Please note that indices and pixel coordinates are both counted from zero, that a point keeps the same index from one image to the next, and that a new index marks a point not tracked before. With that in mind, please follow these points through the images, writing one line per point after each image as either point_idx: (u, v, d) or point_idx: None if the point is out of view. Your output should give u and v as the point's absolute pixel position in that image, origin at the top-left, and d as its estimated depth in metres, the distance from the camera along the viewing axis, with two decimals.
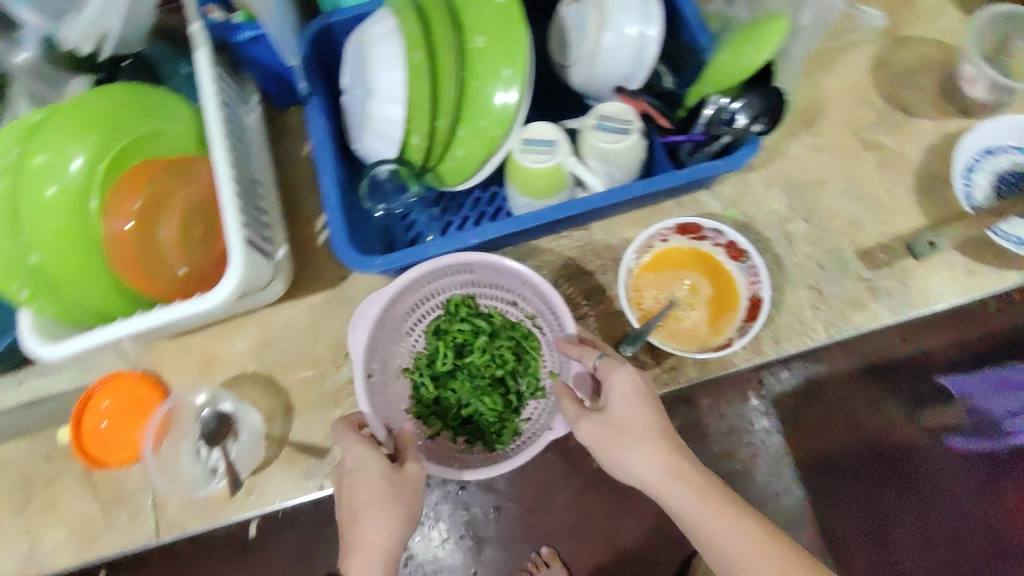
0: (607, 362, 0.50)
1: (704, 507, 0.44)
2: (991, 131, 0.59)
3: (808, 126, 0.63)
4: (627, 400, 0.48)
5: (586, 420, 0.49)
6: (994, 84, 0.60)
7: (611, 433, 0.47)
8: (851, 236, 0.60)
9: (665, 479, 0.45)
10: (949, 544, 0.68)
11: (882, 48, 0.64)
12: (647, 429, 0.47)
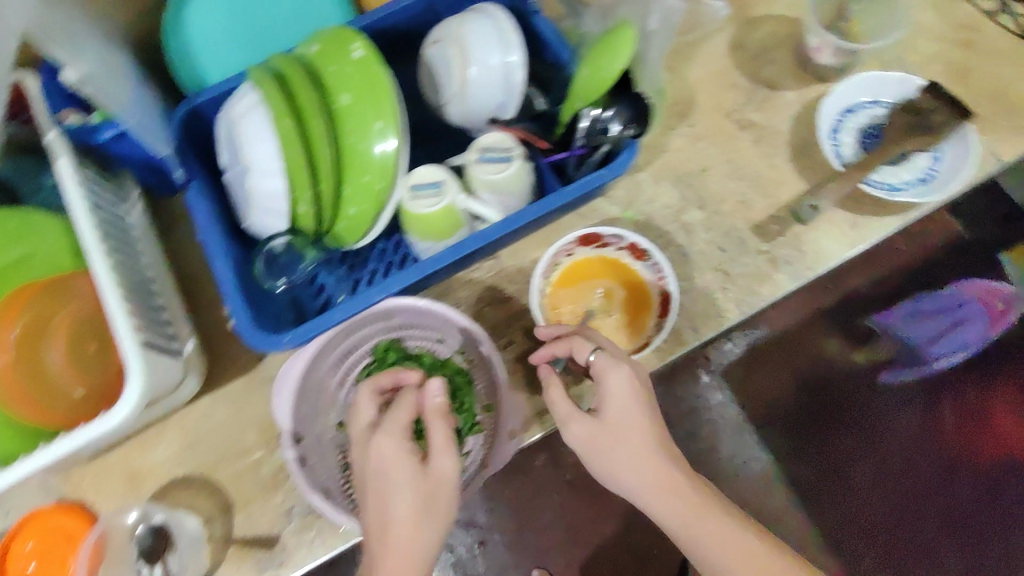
0: (606, 359, 0.52)
1: (693, 514, 0.48)
2: (845, 96, 0.71)
3: (682, 119, 0.71)
4: (625, 403, 0.50)
5: (583, 421, 0.51)
6: (838, 49, 0.70)
7: (604, 440, 0.50)
8: (742, 214, 0.66)
9: (659, 492, 0.49)
10: (895, 472, 1.02)
11: (736, 32, 0.74)
12: (642, 437, 0.50)
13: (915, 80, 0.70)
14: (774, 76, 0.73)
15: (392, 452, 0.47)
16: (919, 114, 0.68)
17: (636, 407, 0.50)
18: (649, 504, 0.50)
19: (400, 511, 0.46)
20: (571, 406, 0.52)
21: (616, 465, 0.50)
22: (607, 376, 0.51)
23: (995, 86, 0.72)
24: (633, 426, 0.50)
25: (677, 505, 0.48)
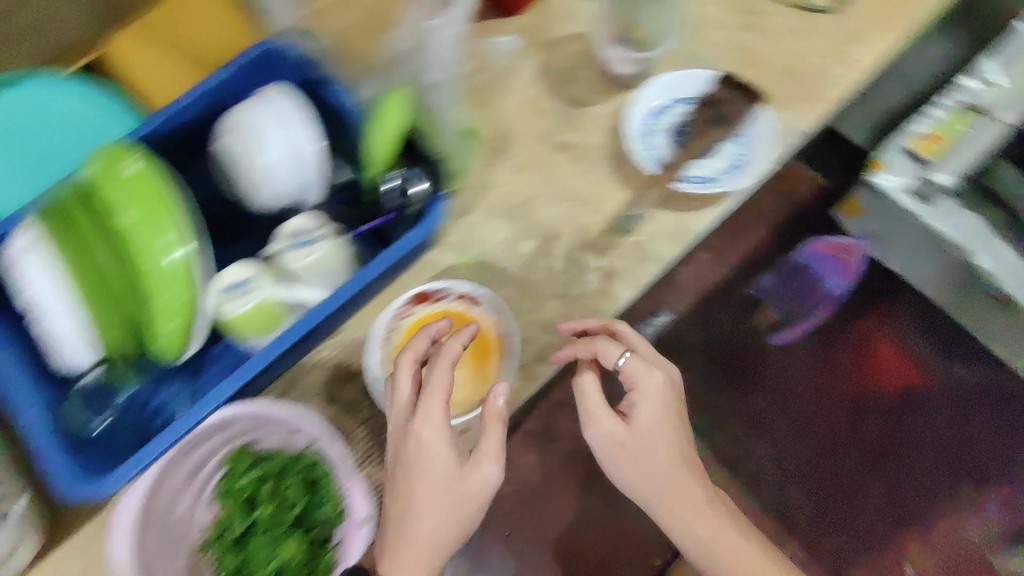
0: (639, 364, 0.59)
1: (698, 507, 0.59)
2: (651, 99, 0.73)
3: (500, 153, 0.72)
4: (659, 413, 0.59)
5: (614, 423, 0.59)
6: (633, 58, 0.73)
7: (631, 449, 0.58)
8: (572, 235, 0.68)
9: (668, 492, 0.59)
10: (821, 420, 1.15)
11: (538, 58, 0.76)
12: (667, 448, 0.58)
13: (709, 72, 0.73)
14: (582, 93, 0.75)
15: (429, 444, 0.51)
16: (720, 106, 0.72)
17: (666, 416, 0.59)
18: (658, 504, 0.59)
19: (430, 508, 0.51)
20: (601, 403, 0.59)
21: (642, 472, 0.58)
22: (643, 380, 0.59)
23: (785, 61, 0.76)
24: (662, 433, 0.59)
25: (692, 504, 0.59)
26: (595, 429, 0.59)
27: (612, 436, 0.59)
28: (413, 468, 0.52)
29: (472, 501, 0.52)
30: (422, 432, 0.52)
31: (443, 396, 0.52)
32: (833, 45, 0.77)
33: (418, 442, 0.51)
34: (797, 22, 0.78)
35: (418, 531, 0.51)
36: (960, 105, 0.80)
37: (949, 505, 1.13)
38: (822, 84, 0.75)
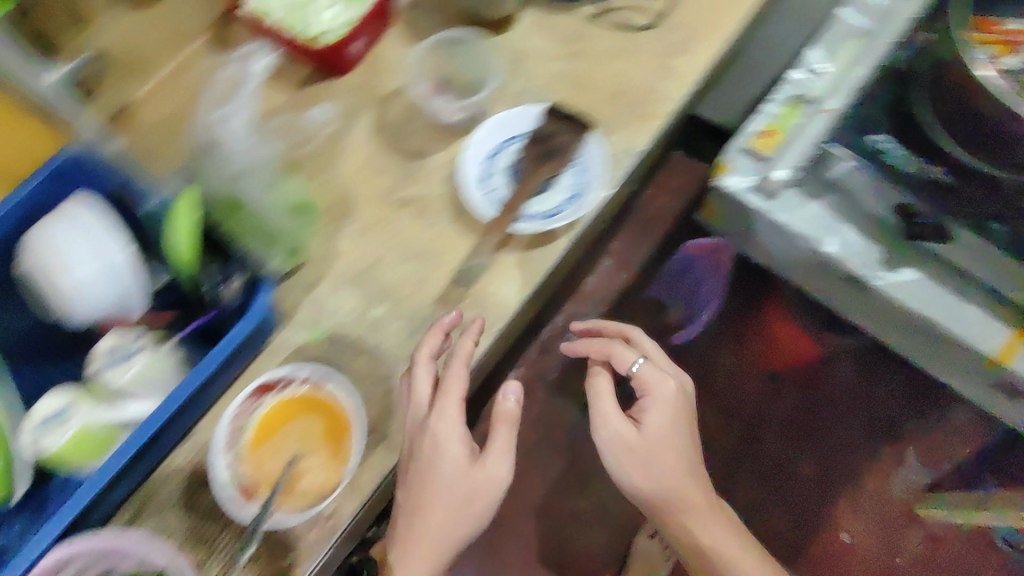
0: (649, 370, 0.80)
1: (678, 486, 0.80)
2: (484, 141, 0.73)
3: (343, 219, 0.71)
4: (665, 421, 0.78)
5: (626, 427, 0.77)
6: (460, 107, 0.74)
7: (640, 452, 0.77)
8: (422, 292, 0.68)
9: (664, 482, 0.79)
10: (741, 399, 1.27)
11: (372, 118, 0.76)
12: (673, 447, 0.79)
13: (538, 107, 0.74)
14: (419, 145, 0.75)
15: (448, 450, 0.61)
16: (550, 140, 0.72)
17: (668, 422, 0.78)
18: (657, 489, 0.79)
19: (444, 496, 0.62)
20: (622, 418, 0.78)
21: (647, 469, 0.78)
22: (654, 383, 0.80)
23: (614, 84, 0.77)
24: (666, 440, 0.78)
25: (679, 487, 0.80)
26: (607, 433, 0.78)
27: (624, 438, 0.77)
28: (429, 466, 0.61)
29: (481, 491, 0.63)
30: (444, 433, 0.61)
31: (459, 403, 0.62)
32: (657, 62, 0.79)
33: (434, 437, 0.61)
34: (622, 44, 0.80)
35: (438, 521, 0.62)
36: (791, 97, 0.82)
37: (875, 463, 1.24)
38: (650, 101, 0.77)
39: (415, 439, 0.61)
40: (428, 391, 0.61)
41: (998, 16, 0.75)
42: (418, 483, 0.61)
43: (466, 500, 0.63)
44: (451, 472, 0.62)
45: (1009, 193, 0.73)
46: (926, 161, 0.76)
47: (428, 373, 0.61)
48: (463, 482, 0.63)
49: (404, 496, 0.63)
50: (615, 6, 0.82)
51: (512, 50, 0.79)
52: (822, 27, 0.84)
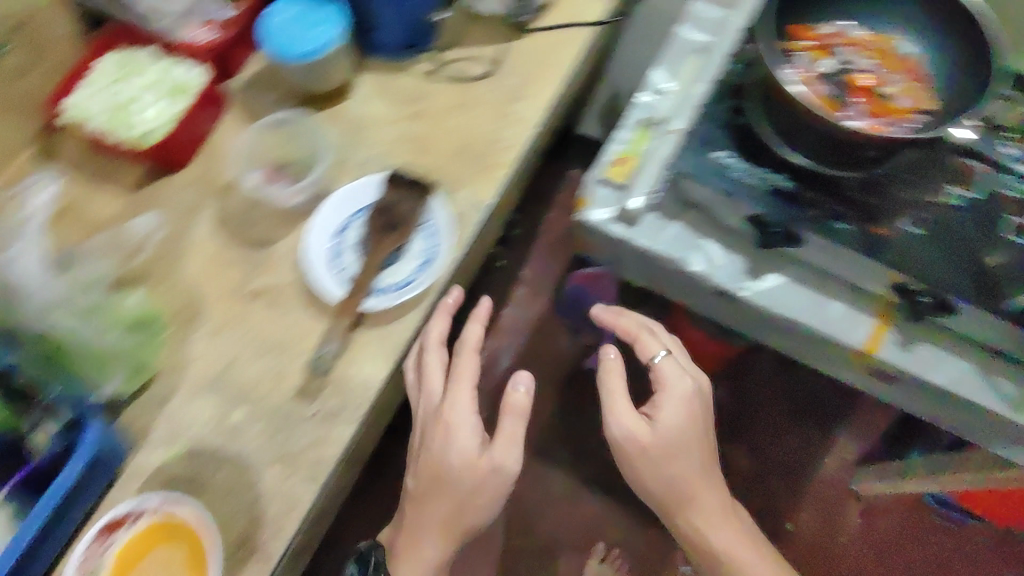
0: (668, 365, 0.82)
1: (687, 485, 0.82)
2: (328, 220, 0.71)
3: (193, 322, 0.69)
4: (678, 420, 0.80)
5: (640, 425, 0.80)
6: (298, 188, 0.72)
7: (657, 448, 0.79)
8: (281, 387, 0.66)
9: (674, 481, 0.81)
10: None
11: (212, 210, 0.74)
12: (683, 446, 0.80)
13: (381, 176, 0.73)
14: (265, 232, 0.73)
15: (458, 440, 0.72)
16: (393, 208, 0.70)
17: (682, 420, 0.80)
18: (668, 487, 0.82)
19: (445, 482, 0.73)
20: (634, 414, 0.81)
21: (663, 465, 0.80)
22: (669, 377, 0.82)
23: (455, 140, 0.77)
24: (677, 438, 0.80)
25: (687, 483, 0.82)
26: (620, 427, 0.80)
27: (636, 436, 0.79)
28: (440, 452, 0.72)
29: (485, 478, 0.72)
30: (457, 420, 0.73)
31: (467, 393, 0.74)
32: (496, 110, 0.79)
33: (444, 423, 0.73)
34: (459, 99, 0.80)
35: (442, 499, 0.73)
36: (640, 121, 0.84)
37: (812, 450, 1.28)
38: (492, 150, 0.76)
39: (432, 423, 0.74)
40: (439, 376, 0.75)
41: (810, 23, 0.77)
42: (428, 462, 0.74)
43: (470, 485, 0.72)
44: (457, 463, 0.72)
45: (845, 190, 0.74)
46: (764, 170, 0.76)
47: (440, 359, 0.75)
48: (467, 468, 0.72)
49: (418, 470, 0.76)
50: (449, 59, 0.82)
51: (351, 119, 0.78)
52: (662, 54, 0.90)
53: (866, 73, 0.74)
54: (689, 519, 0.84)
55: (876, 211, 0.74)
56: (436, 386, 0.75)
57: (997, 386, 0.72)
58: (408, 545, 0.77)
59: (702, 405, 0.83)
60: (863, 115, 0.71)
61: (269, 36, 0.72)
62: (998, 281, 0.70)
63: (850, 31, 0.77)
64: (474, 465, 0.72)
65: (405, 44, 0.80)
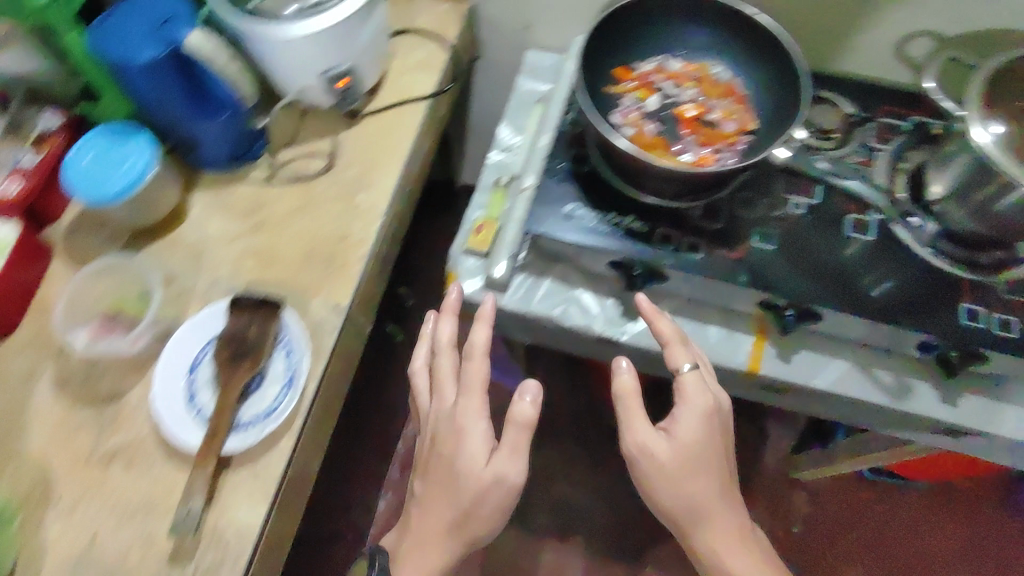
0: (694, 379, 0.68)
1: (707, 509, 0.68)
2: (175, 360, 0.67)
3: (44, 503, 0.63)
4: (698, 437, 0.67)
5: (656, 439, 0.67)
6: (134, 336, 0.67)
7: (670, 470, 0.66)
8: (153, 554, 0.61)
9: (691, 508, 0.68)
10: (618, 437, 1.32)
11: (51, 373, 0.68)
12: (703, 467, 0.67)
13: (223, 302, 0.70)
14: (113, 385, 0.68)
15: (463, 448, 0.66)
16: (238, 334, 0.67)
17: (705, 437, 0.67)
18: (686, 514, 0.68)
19: (447, 498, 0.67)
20: (647, 433, 0.67)
21: (677, 485, 0.67)
22: (690, 394, 0.68)
23: (302, 245, 0.75)
24: (699, 457, 0.67)
25: (704, 505, 0.68)
26: (635, 438, 0.67)
27: (649, 451, 0.67)
28: (449, 463, 0.66)
29: (488, 494, 0.65)
30: (467, 427, 0.66)
31: (478, 399, 0.67)
32: (341, 204, 0.78)
33: (456, 430, 0.67)
34: (304, 198, 0.78)
35: (435, 510, 0.67)
36: (495, 183, 0.86)
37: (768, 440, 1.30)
38: (341, 249, 0.75)
39: (443, 429, 0.68)
40: (451, 384, 0.71)
41: (630, 63, 0.78)
42: (433, 471, 0.68)
43: (466, 503, 0.66)
44: (467, 474, 0.65)
45: (694, 220, 0.75)
46: (615, 215, 0.75)
47: (450, 364, 0.71)
48: (472, 480, 0.65)
49: (423, 483, 0.69)
50: (288, 159, 0.80)
51: (189, 245, 0.76)
52: (508, 111, 0.93)
53: (691, 103, 0.75)
54: (707, 542, 0.69)
55: (727, 236, 0.74)
56: (448, 393, 0.71)
57: (878, 378, 0.73)
58: (408, 549, 0.68)
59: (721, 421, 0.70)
60: (693, 147, 0.73)
61: (71, 177, 0.68)
62: (856, 283, 0.71)
63: (669, 64, 0.78)
64: (477, 474, 0.65)
65: (228, 156, 0.78)
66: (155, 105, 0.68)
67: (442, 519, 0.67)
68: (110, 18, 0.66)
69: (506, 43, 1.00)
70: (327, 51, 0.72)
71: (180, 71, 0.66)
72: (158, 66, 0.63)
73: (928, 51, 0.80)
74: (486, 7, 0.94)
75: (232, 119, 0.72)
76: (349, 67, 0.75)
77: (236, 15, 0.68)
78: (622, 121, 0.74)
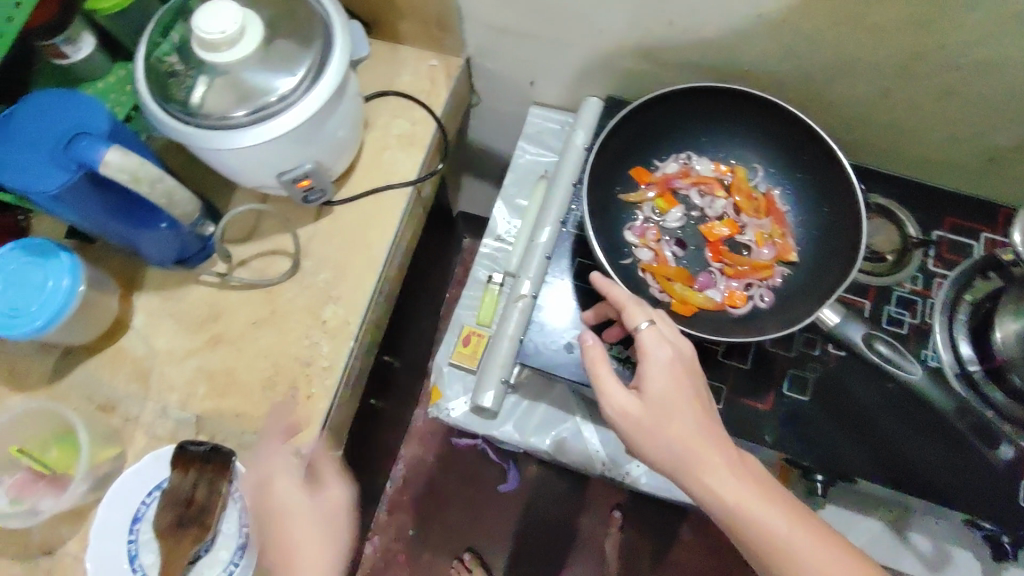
0: (655, 333, 0.53)
1: (716, 466, 0.49)
2: (109, 517, 0.60)
3: None
4: (670, 383, 0.52)
5: (624, 396, 0.52)
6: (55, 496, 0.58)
7: (654, 420, 0.51)
8: None
9: (692, 461, 0.49)
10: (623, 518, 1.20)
11: None
12: (690, 415, 0.51)
13: (169, 448, 0.63)
14: (43, 537, 0.61)
15: (295, 549, 0.56)
16: (181, 497, 0.59)
17: (682, 386, 0.52)
18: (694, 480, 0.49)
19: (306, 539, 0.56)
20: (613, 387, 0.52)
21: (660, 438, 0.50)
22: (649, 350, 0.53)
23: (263, 369, 0.66)
24: (679, 401, 0.51)
25: (701, 456, 0.50)
26: (609, 403, 0.53)
27: (624, 413, 0.52)
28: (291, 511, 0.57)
29: (334, 515, 0.59)
30: (280, 505, 0.58)
31: (297, 481, 0.60)
32: (308, 320, 0.68)
33: (284, 511, 0.58)
34: (267, 309, 0.68)
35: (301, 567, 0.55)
36: (487, 280, 0.76)
37: None
38: (306, 377, 0.66)
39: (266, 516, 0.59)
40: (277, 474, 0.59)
41: (649, 161, 0.67)
42: (287, 519, 0.57)
43: (321, 526, 0.58)
44: (322, 501, 0.59)
45: (716, 358, 0.65)
46: (623, 347, 0.67)
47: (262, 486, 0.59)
48: (321, 507, 0.59)
49: (274, 538, 0.57)
50: (247, 257, 0.70)
51: (135, 363, 0.67)
52: (506, 184, 0.81)
53: (721, 220, 0.64)
54: (726, 501, 0.48)
55: (755, 381, 0.64)
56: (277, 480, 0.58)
57: (913, 545, 0.65)
58: None
59: (697, 372, 0.54)
60: (720, 281, 0.62)
61: None
62: (903, 451, 0.61)
63: (696, 165, 0.66)
64: (321, 503, 0.59)
65: (173, 259, 0.67)
66: (85, 225, 0.59)
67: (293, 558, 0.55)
68: (10, 123, 0.55)
69: (510, 96, 0.86)
70: (288, 152, 0.62)
71: (99, 190, 0.56)
72: (71, 189, 0.53)
73: (1011, 153, 0.67)
74: (485, 60, 0.80)
75: (173, 228, 0.63)
76: (313, 168, 0.65)
77: (176, 118, 0.58)
78: (634, 241, 0.64)
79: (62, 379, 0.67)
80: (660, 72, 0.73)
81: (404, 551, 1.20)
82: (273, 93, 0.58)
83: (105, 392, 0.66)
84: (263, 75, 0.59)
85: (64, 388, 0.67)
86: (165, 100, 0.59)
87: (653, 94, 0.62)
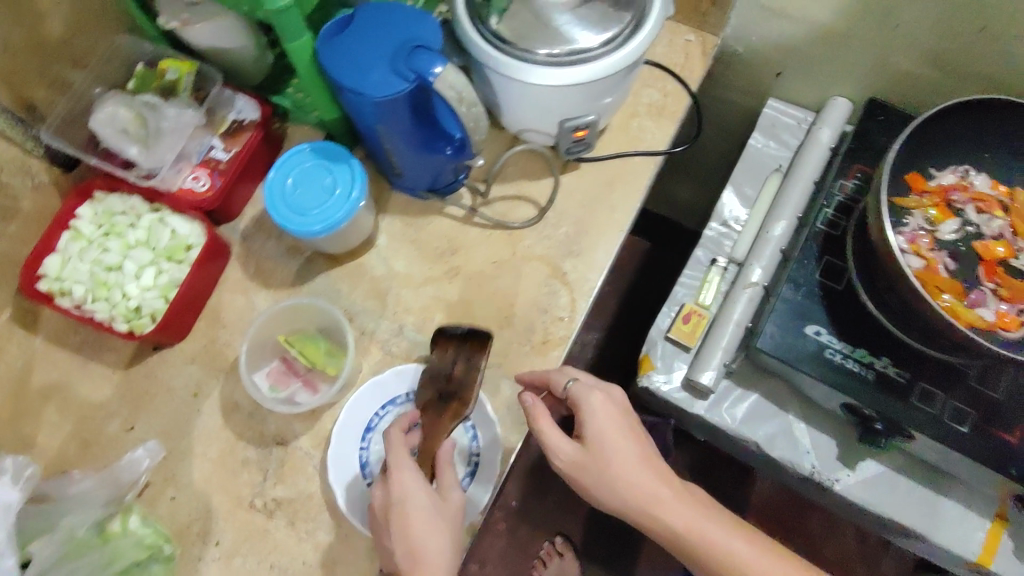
0: (581, 387, 0.58)
1: (657, 501, 0.55)
2: (352, 419, 0.64)
3: (205, 539, 0.62)
4: (608, 426, 0.57)
5: (569, 444, 0.57)
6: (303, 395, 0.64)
7: (598, 461, 0.55)
8: None
9: (641, 500, 0.55)
10: None
11: (225, 398, 0.66)
12: (630, 449, 0.56)
13: (411, 367, 0.65)
14: (280, 427, 0.65)
15: (420, 534, 0.52)
16: (443, 373, 0.62)
17: (619, 426, 0.57)
18: (643, 513, 0.55)
19: (427, 524, 0.53)
20: (555, 438, 0.57)
21: (614, 483, 0.55)
22: (584, 400, 0.58)
23: (500, 307, 0.68)
24: (618, 440, 0.56)
25: (648, 489, 0.55)
26: (557, 454, 0.57)
27: (574, 459, 0.56)
28: (409, 498, 0.54)
29: (455, 512, 0.55)
30: (408, 487, 0.54)
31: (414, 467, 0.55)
32: (546, 268, 0.69)
33: (399, 494, 0.54)
34: (507, 251, 0.70)
35: (428, 556, 0.52)
36: (710, 262, 0.78)
37: None
38: (543, 323, 0.67)
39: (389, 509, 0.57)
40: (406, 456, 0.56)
41: (927, 169, 0.65)
42: (401, 506, 0.54)
43: (440, 515, 0.54)
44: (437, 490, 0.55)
45: (968, 382, 0.63)
46: (866, 352, 0.65)
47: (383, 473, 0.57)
48: (444, 497, 0.55)
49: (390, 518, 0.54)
50: (494, 197, 0.72)
51: (375, 280, 0.69)
52: (734, 173, 0.82)
53: (997, 240, 0.63)
54: (679, 530, 0.54)
55: (1003, 413, 0.62)
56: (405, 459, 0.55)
57: None
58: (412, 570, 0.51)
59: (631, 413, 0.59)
60: (990, 301, 0.61)
61: (271, 203, 0.62)
62: None
63: (973, 180, 0.65)
64: (444, 501, 0.55)
65: (426, 187, 0.70)
66: (378, 137, 0.62)
67: (417, 554, 0.52)
68: (347, 32, 0.57)
69: (745, 84, 0.85)
70: (579, 103, 0.64)
71: (413, 108, 0.58)
72: (394, 101, 0.55)
73: None
74: (737, 44, 0.79)
75: (454, 156, 0.65)
76: (592, 120, 0.66)
77: (479, 37, 0.60)
78: (905, 246, 0.62)
79: (305, 284, 0.70)
80: (937, 80, 0.71)
81: (505, 519, 1.18)
82: (573, 45, 0.59)
83: (346, 303, 0.69)
84: (571, 26, 0.59)
85: (306, 293, 0.70)
86: (476, 22, 0.61)
87: (961, 99, 0.60)
